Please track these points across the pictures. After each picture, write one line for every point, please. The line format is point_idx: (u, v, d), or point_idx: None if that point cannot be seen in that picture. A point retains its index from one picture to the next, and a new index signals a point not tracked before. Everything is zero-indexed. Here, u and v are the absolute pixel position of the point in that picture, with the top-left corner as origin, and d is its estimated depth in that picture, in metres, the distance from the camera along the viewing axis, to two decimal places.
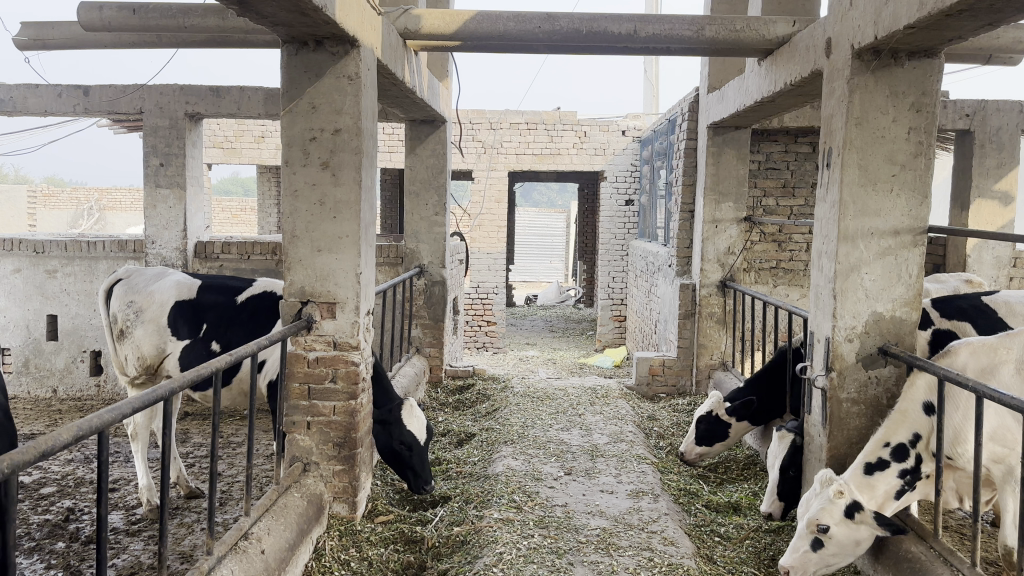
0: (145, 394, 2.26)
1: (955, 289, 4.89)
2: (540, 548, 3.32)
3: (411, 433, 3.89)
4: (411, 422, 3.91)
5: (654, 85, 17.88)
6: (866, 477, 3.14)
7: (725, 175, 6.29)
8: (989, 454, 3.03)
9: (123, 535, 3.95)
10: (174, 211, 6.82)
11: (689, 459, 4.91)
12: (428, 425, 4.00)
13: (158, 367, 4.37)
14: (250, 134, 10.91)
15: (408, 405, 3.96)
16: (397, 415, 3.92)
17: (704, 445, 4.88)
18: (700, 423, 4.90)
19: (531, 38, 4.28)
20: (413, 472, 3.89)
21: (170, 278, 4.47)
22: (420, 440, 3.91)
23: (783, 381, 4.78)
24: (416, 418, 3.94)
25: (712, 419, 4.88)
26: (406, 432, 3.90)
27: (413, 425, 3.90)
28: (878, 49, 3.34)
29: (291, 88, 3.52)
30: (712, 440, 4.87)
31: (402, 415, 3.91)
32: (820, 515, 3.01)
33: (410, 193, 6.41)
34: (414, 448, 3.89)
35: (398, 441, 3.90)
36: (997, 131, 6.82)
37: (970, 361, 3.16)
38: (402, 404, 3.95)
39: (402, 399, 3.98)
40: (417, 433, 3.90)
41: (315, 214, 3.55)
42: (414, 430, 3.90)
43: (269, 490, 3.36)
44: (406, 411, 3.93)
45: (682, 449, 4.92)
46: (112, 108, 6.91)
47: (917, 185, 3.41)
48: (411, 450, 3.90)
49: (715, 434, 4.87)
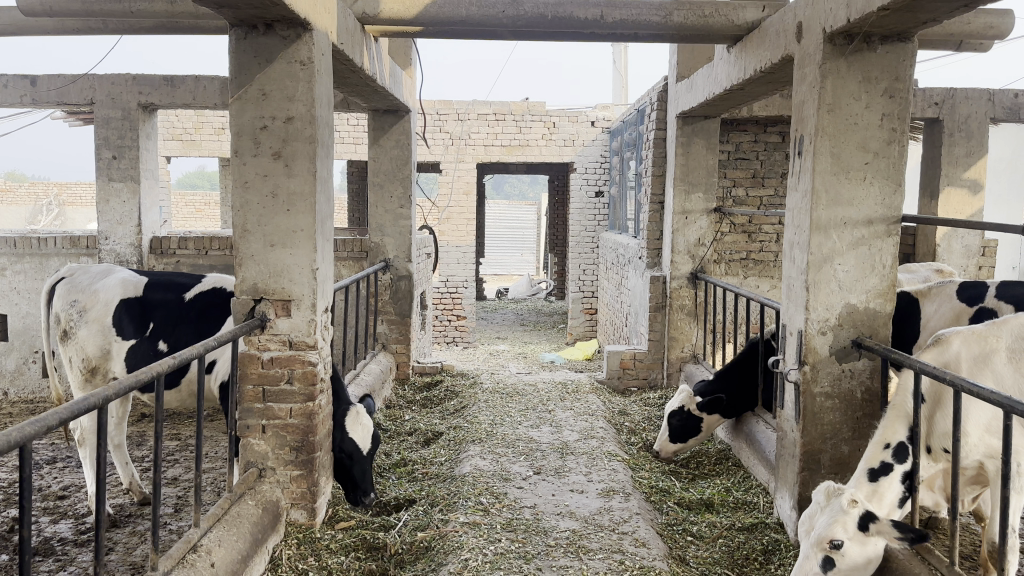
0: (76, 403, 2.09)
1: (926, 279, 4.83)
2: (507, 553, 3.19)
3: (353, 441, 3.73)
4: (354, 430, 3.74)
5: (623, 76, 17.77)
6: (872, 484, 2.92)
7: (694, 166, 6.19)
8: (985, 449, 2.91)
9: (70, 546, 3.75)
10: (128, 206, 6.58)
11: (667, 456, 4.82)
12: (375, 433, 3.83)
13: (104, 369, 4.14)
14: (210, 126, 10.63)
15: (355, 411, 3.80)
16: (342, 420, 3.77)
17: (679, 441, 4.81)
18: (673, 419, 4.83)
19: (495, 23, 4.13)
20: (351, 483, 3.73)
21: (116, 275, 4.23)
22: (362, 448, 3.75)
23: (751, 369, 4.80)
24: (362, 424, 3.78)
25: (686, 413, 4.81)
26: (347, 439, 3.74)
27: (356, 432, 3.74)
28: (850, 33, 3.24)
29: (240, 74, 3.33)
30: (686, 435, 4.82)
31: (346, 422, 3.76)
32: (832, 529, 2.69)
33: (373, 185, 6.23)
34: (355, 457, 3.74)
35: (338, 450, 3.74)
36: (966, 120, 6.80)
37: (962, 350, 3.02)
38: (347, 410, 3.78)
39: (350, 405, 3.82)
40: (359, 443, 3.74)
41: (268, 206, 3.37)
42: (355, 438, 3.73)
43: (221, 498, 3.18)
44: (351, 417, 3.77)
45: (659, 447, 4.82)
46: (61, 99, 6.64)
47: (890, 172, 3.33)
48: (352, 459, 3.74)
49: (690, 428, 4.81)
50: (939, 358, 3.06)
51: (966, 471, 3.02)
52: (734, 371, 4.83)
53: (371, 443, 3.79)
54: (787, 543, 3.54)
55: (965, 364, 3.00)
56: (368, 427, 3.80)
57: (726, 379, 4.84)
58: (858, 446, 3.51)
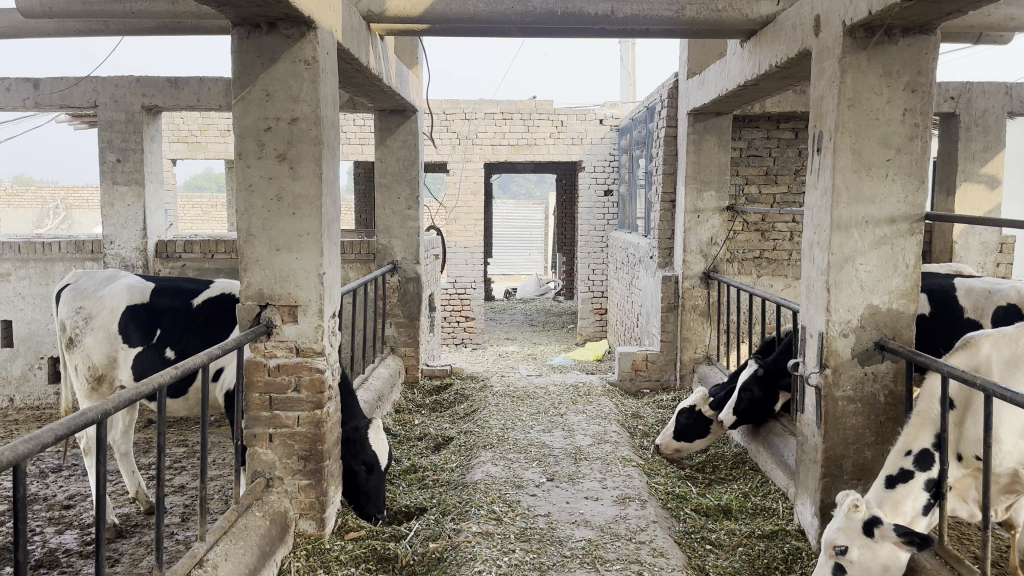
0: (70, 420, 1.99)
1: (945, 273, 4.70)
2: (521, 565, 3.11)
3: (373, 452, 3.67)
4: (376, 443, 3.69)
5: (631, 72, 17.68)
6: (890, 492, 2.83)
7: (706, 163, 6.08)
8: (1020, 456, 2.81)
9: (76, 557, 3.68)
10: (132, 210, 6.53)
11: (668, 453, 4.77)
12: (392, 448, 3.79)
13: (111, 377, 4.07)
14: (215, 128, 10.57)
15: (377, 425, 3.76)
16: (363, 433, 3.71)
17: (683, 439, 4.73)
18: (682, 417, 4.76)
19: (503, 20, 4.04)
20: (365, 495, 3.66)
21: (122, 281, 4.16)
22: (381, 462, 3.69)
23: None
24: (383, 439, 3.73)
25: (696, 413, 4.75)
26: (368, 451, 3.68)
27: (378, 445, 3.69)
28: (871, 26, 3.13)
29: (243, 75, 3.25)
30: (692, 437, 4.74)
31: (370, 433, 3.70)
32: (837, 535, 2.65)
33: (380, 187, 6.14)
34: (375, 470, 3.67)
35: (358, 460, 3.67)
36: (983, 114, 6.67)
37: (993, 353, 2.92)
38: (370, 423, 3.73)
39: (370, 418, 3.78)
40: (378, 455, 3.68)
41: (273, 210, 3.29)
42: (377, 450, 3.68)
43: (228, 510, 3.10)
44: (374, 431, 3.71)
45: (661, 442, 4.77)
46: (65, 101, 6.58)
47: (913, 169, 3.22)
48: (370, 472, 3.67)
49: (697, 430, 4.74)
50: (971, 359, 2.95)
51: (999, 479, 2.91)
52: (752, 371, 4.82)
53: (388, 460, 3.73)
54: (809, 551, 3.44)
55: (997, 367, 2.90)
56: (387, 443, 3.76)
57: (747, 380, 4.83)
58: (883, 452, 3.40)
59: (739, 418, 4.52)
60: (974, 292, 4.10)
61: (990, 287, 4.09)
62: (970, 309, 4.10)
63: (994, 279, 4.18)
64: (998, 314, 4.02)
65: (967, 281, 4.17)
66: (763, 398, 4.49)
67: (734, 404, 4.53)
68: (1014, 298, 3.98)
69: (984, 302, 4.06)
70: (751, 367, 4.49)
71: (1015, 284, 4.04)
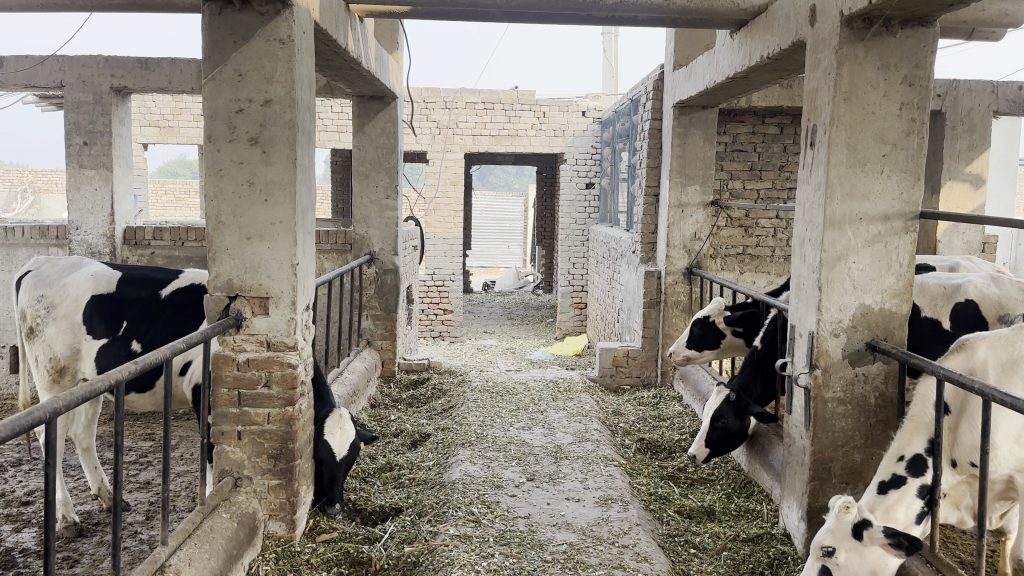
0: (14, 420, 1.82)
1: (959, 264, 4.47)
2: (501, 570, 2.99)
3: (328, 447, 3.52)
4: (332, 433, 3.54)
5: (612, 65, 17.54)
6: (882, 497, 2.74)
7: (692, 157, 5.97)
8: (1016, 462, 2.73)
9: (31, 558, 3.49)
10: (99, 194, 6.31)
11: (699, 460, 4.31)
12: (354, 441, 3.61)
13: (73, 369, 3.88)
14: (188, 113, 10.30)
15: (337, 415, 3.60)
16: (321, 422, 3.56)
17: (715, 450, 4.28)
18: (713, 432, 4.23)
19: (488, 4, 3.90)
20: (319, 490, 3.54)
21: (86, 268, 3.96)
22: (336, 456, 3.53)
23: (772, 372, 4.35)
24: (343, 430, 3.57)
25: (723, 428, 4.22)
26: (322, 443, 3.53)
27: (333, 437, 3.53)
28: (870, 16, 3.03)
29: (214, 53, 3.08)
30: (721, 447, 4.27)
31: (327, 424, 3.55)
32: (824, 537, 2.56)
33: (358, 175, 5.97)
34: (328, 463, 3.52)
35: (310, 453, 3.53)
36: (969, 112, 6.64)
37: (989, 356, 2.85)
38: (329, 412, 3.58)
39: (333, 408, 3.62)
40: (334, 448, 3.52)
41: (244, 196, 3.13)
42: (331, 443, 3.52)
43: (192, 512, 2.95)
44: (333, 420, 3.56)
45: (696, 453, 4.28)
46: (29, 81, 6.34)
47: (908, 165, 3.14)
48: (322, 464, 3.53)
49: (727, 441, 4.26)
50: (968, 361, 2.87)
51: (994, 485, 2.83)
52: (746, 323, 4.98)
53: (348, 452, 3.58)
54: (795, 556, 3.35)
55: (994, 371, 2.82)
56: (349, 435, 3.59)
57: (736, 337, 5.04)
58: (871, 455, 3.32)
59: (714, 450, 4.28)
60: (930, 290, 3.83)
61: (946, 284, 3.83)
62: (926, 308, 3.83)
63: (943, 275, 3.96)
64: (957, 312, 3.76)
65: (921, 277, 3.90)
66: (736, 425, 4.22)
67: (708, 436, 4.25)
68: (972, 296, 3.76)
69: (941, 300, 3.81)
70: (722, 394, 4.23)
71: (969, 280, 3.83)
